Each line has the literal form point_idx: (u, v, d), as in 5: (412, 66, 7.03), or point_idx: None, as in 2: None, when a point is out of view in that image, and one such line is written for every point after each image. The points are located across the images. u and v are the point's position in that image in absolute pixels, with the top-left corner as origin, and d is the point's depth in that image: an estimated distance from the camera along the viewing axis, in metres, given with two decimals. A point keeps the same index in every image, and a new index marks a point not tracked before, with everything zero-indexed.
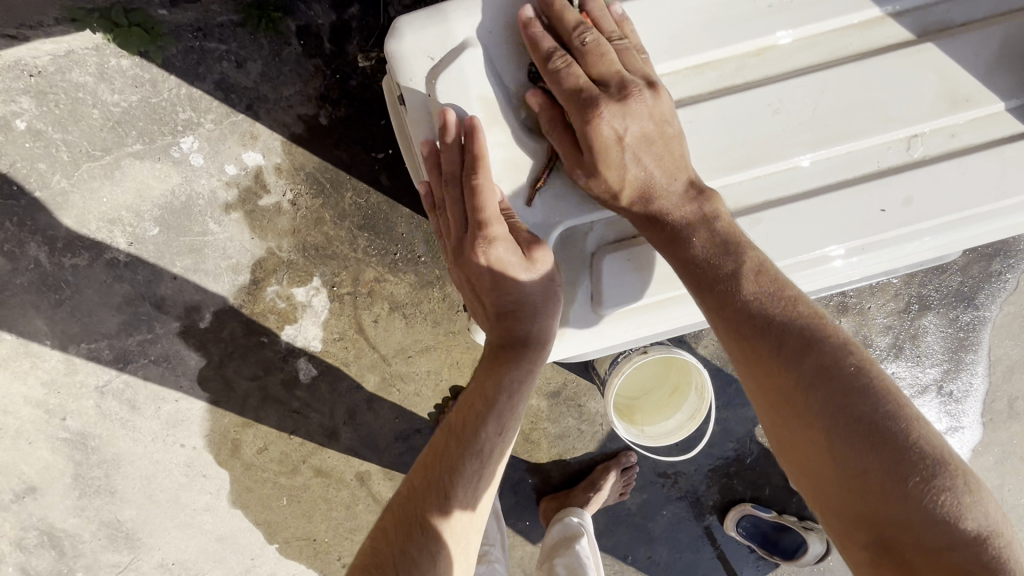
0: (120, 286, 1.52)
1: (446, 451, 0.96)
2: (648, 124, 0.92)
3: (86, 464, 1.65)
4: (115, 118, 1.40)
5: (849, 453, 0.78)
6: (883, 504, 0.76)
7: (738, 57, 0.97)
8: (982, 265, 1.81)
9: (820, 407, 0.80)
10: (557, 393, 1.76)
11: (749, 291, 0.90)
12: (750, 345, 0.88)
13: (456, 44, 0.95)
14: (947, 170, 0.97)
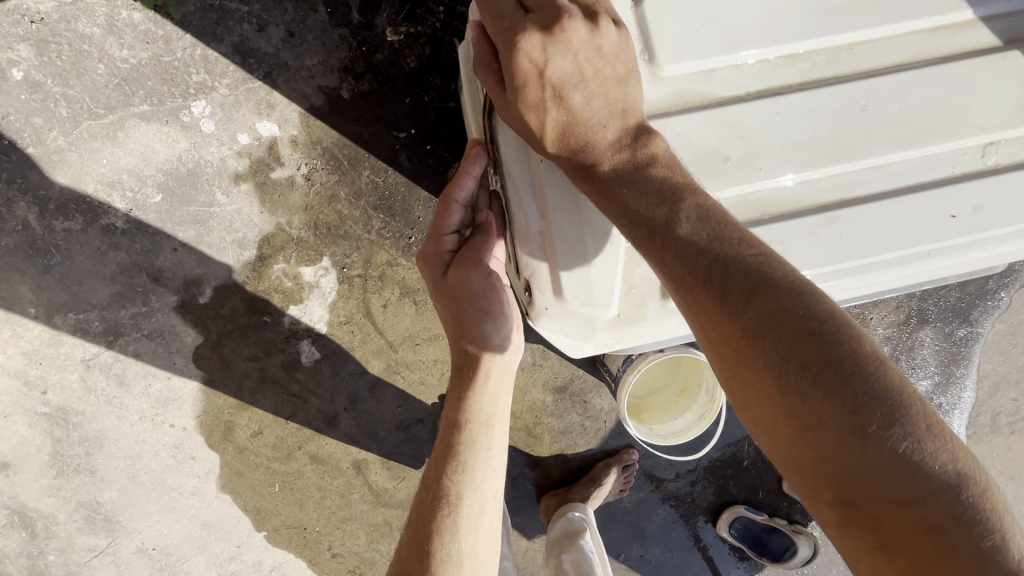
0: (115, 255, 1.44)
1: (424, 501, 1.02)
2: (574, 61, 0.90)
3: (66, 442, 1.56)
4: (122, 75, 1.32)
5: (805, 410, 0.69)
6: (859, 465, 0.67)
7: (830, 50, 0.97)
8: (979, 283, 1.86)
9: (774, 365, 0.71)
10: (563, 388, 1.75)
11: (685, 238, 0.80)
12: (698, 299, 0.78)
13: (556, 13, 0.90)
14: (1016, 180, 0.98)
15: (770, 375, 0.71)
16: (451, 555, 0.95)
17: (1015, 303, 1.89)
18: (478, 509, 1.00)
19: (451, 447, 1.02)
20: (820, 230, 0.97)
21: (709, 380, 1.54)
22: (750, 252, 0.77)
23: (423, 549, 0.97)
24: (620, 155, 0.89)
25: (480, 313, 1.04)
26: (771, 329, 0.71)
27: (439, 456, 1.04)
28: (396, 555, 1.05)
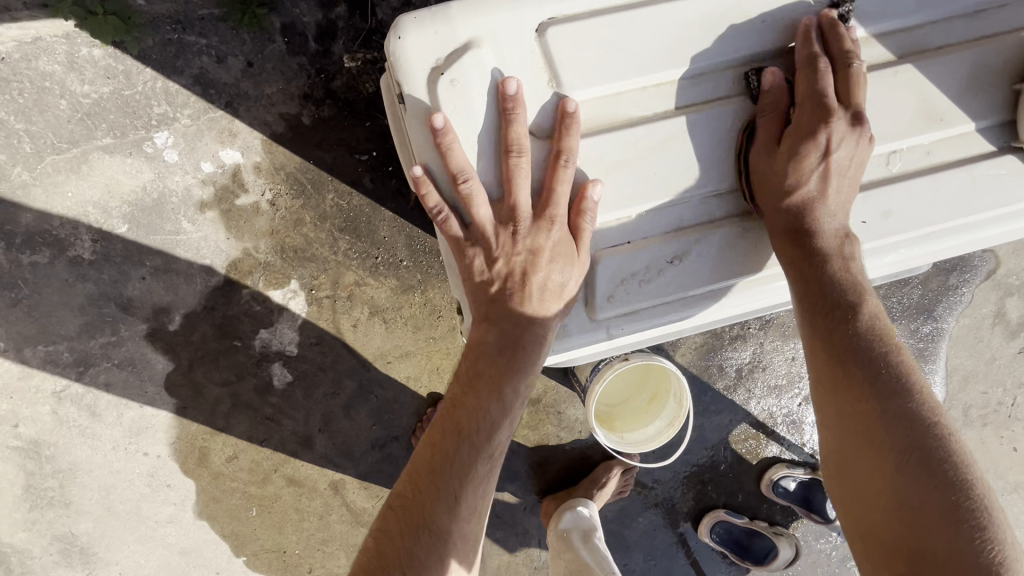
0: (83, 286, 1.45)
1: (449, 444, 1.02)
2: (855, 158, 0.96)
3: (40, 474, 1.55)
4: (84, 110, 1.34)
5: (909, 480, 0.85)
6: (937, 548, 0.81)
7: (735, 67, 0.98)
8: (940, 279, 1.90)
9: (896, 442, 0.88)
10: (537, 400, 1.77)
11: (853, 351, 0.95)
12: (841, 372, 0.96)
13: (460, 44, 0.90)
14: (922, 185, 1.02)
15: (886, 460, 0.88)
16: (477, 494, 1.01)
17: (977, 297, 1.93)
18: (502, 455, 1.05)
19: (495, 382, 1.03)
20: (734, 239, 1.04)
21: (675, 388, 1.56)
22: (902, 363, 0.94)
23: (450, 489, 0.99)
24: (835, 240, 0.99)
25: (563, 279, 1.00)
26: (901, 428, 0.89)
27: (473, 408, 1.03)
28: (402, 482, 1.04)
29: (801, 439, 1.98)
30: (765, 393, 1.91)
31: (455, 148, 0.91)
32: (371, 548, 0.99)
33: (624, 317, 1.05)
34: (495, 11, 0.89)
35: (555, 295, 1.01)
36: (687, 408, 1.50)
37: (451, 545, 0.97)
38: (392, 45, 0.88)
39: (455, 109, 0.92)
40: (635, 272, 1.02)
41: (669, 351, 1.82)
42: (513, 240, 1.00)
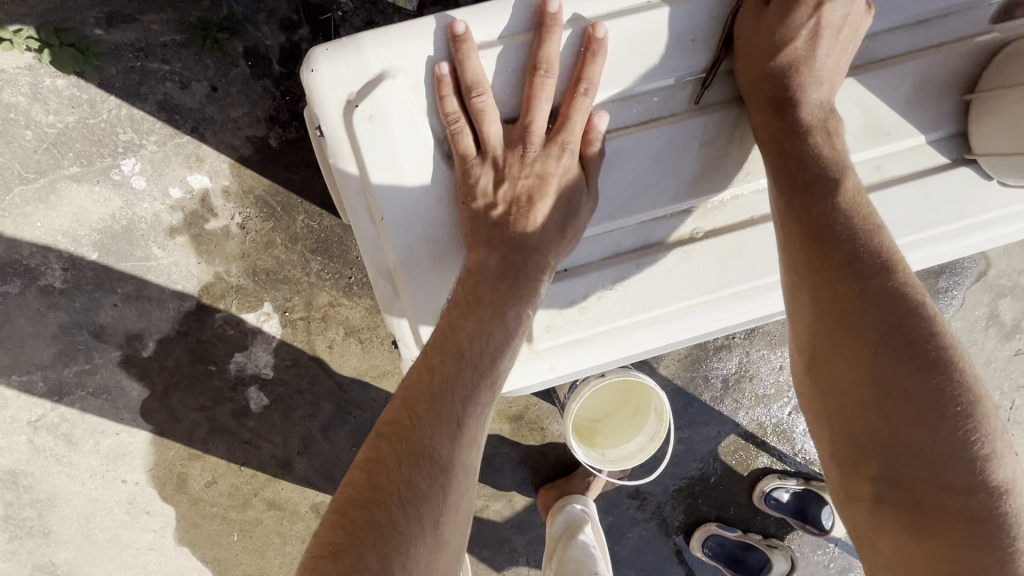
0: (55, 315, 1.44)
1: (447, 368, 0.83)
2: (847, 21, 0.92)
3: (17, 504, 1.54)
4: (50, 139, 1.34)
5: (890, 371, 0.78)
6: (918, 445, 0.75)
7: (664, 88, 0.94)
8: (930, 282, 1.87)
9: (878, 330, 0.80)
10: (518, 417, 1.74)
11: (832, 233, 0.86)
12: (820, 253, 0.86)
13: (373, 76, 0.84)
14: (870, 202, 0.99)
15: (863, 359, 0.80)
16: (482, 421, 0.84)
17: (968, 300, 1.89)
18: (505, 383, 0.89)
19: (493, 303, 0.88)
20: (677, 264, 0.98)
21: (656, 402, 1.52)
22: (882, 242, 0.85)
23: (451, 414, 0.81)
24: (816, 112, 0.93)
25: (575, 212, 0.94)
26: (885, 318, 0.80)
27: (472, 329, 0.86)
28: (391, 407, 0.84)
29: (792, 448, 1.94)
30: (753, 403, 1.87)
31: (471, 56, 0.84)
32: (355, 481, 0.77)
33: (567, 348, 0.99)
34: (410, 41, 0.85)
35: (560, 225, 0.94)
36: (668, 422, 1.46)
37: (458, 477, 0.79)
38: (305, 78, 0.83)
39: (380, 143, 0.86)
40: (573, 300, 0.97)
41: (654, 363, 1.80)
42: (525, 155, 0.95)
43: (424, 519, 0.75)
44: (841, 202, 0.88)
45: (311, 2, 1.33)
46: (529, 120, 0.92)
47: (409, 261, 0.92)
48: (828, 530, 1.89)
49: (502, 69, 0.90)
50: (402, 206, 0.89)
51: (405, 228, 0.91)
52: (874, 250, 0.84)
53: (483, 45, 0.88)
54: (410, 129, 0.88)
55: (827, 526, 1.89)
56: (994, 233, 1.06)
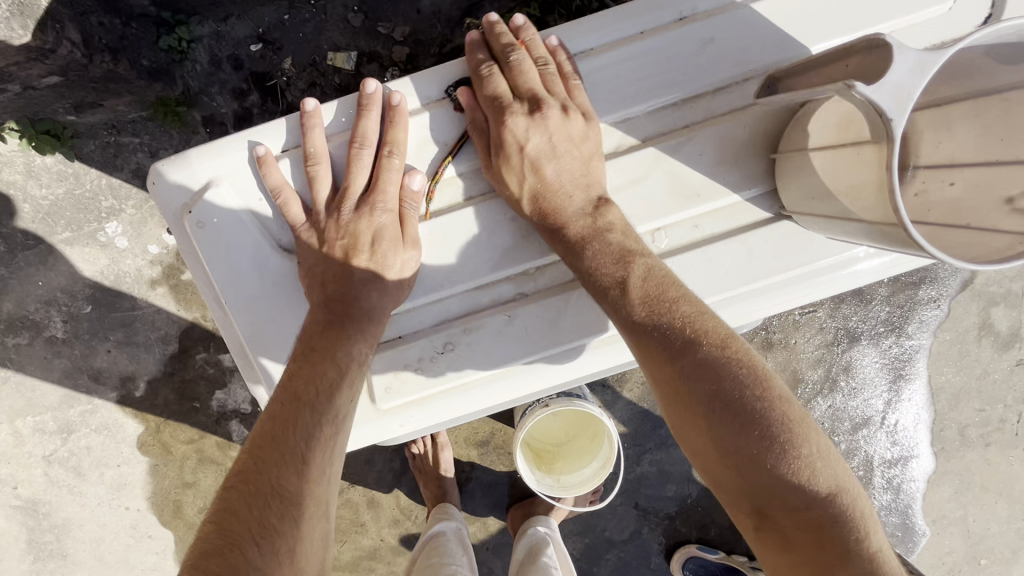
0: (60, 361, 1.63)
1: (288, 412, 0.89)
2: (555, 134, 0.96)
3: (39, 530, 1.71)
4: (44, 210, 1.52)
5: (725, 433, 0.82)
6: (763, 483, 0.80)
7: (471, 172, 0.99)
8: (908, 293, 1.80)
9: (702, 397, 0.84)
10: (485, 442, 1.80)
11: (644, 315, 0.90)
12: (645, 342, 0.90)
13: (201, 185, 0.94)
14: (692, 259, 0.99)
15: (700, 426, 0.85)
16: (331, 454, 0.89)
17: (955, 310, 1.81)
18: (351, 418, 0.93)
19: (330, 350, 0.93)
20: (504, 328, 0.99)
21: (607, 428, 1.53)
22: (679, 306, 0.90)
23: (295, 452, 0.86)
24: (586, 221, 0.95)
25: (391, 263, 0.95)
26: (695, 383, 0.85)
27: (308, 374, 0.91)
28: (241, 461, 0.87)
29: None
30: None
31: (274, 170, 0.94)
32: (208, 535, 0.79)
33: (409, 408, 1.00)
34: (229, 150, 0.93)
35: (376, 278, 0.96)
36: (616, 444, 1.47)
37: (308, 509, 0.83)
38: (149, 189, 0.94)
39: (215, 240, 0.94)
40: (408, 363, 0.99)
41: (617, 386, 1.82)
42: (339, 216, 0.98)
43: (279, 552, 0.77)
44: (648, 278, 0.92)
45: (257, 71, 1.46)
46: (348, 183, 0.97)
47: (253, 344, 0.98)
48: None
49: (333, 142, 0.98)
50: (239, 293, 0.96)
51: (243, 312, 0.97)
52: (679, 316, 0.89)
53: (297, 149, 0.97)
54: (237, 226, 0.95)
55: None
56: (868, 266, 1.02)
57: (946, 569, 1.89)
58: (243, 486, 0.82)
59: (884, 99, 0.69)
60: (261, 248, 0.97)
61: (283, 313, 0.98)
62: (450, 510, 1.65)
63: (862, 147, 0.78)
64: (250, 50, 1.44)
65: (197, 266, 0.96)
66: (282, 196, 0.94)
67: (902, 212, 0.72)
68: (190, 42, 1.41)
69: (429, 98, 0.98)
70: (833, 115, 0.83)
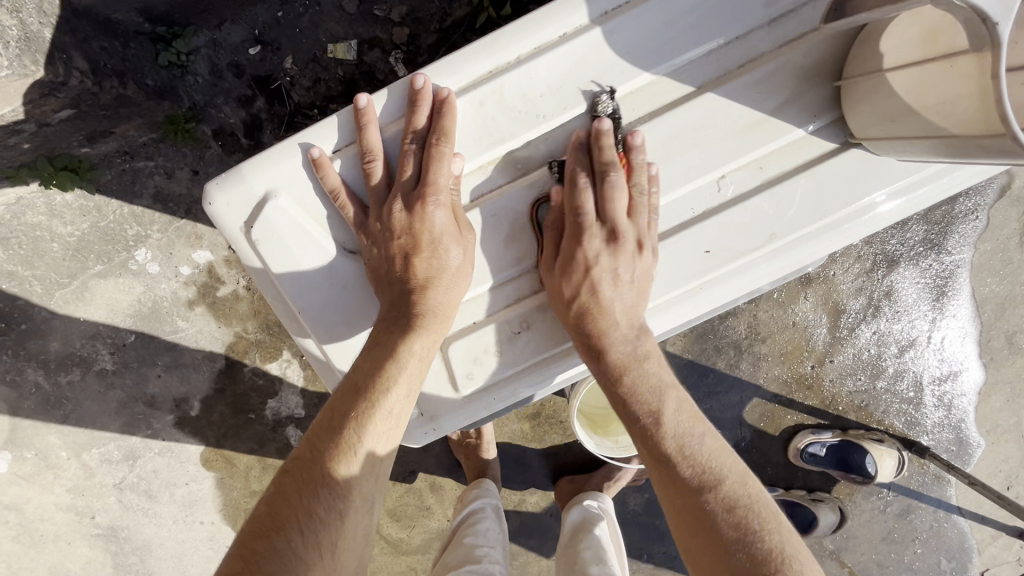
0: (114, 393, 1.65)
1: (347, 404, 0.90)
2: (604, 274, 0.96)
3: (122, 553, 1.75)
4: (73, 247, 1.52)
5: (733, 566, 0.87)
6: None
7: (526, 144, 0.96)
8: (945, 209, 1.77)
9: (710, 528, 0.90)
10: (536, 414, 1.82)
11: (672, 451, 0.95)
12: (666, 469, 0.95)
13: (259, 199, 0.92)
14: (761, 203, 0.97)
15: (712, 552, 0.89)
16: (383, 448, 0.90)
17: (994, 220, 1.78)
18: (405, 412, 0.92)
19: (394, 347, 0.91)
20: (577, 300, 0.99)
21: None
22: (705, 447, 0.96)
23: (348, 443, 0.87)
24: (627, 347, 0.97)
25: (450, 258, 0.93)
26: (712, 513, 0.90)
27: (369, 367, 0.91)
28: (300, 445, 0.90)
29: (823, 401, 1.85)
30: (772, 363, 1.82)
31: (330, 171, 0.92)
32: (258, 515, 0.83)
33: (490, 393, 1.00)
34: (283, 160, 0.91)
35: (436, 275, 0.94)
36: None
37: (355, 501, 0.85)
38: (207, 212, 0.92)
39: (282, 253, 0.93)
40: (484, 348, 0.98)
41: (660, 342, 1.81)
42: (392, 216, 0.95)
43: (322, 546, 0.81)
44: (679, 421, 0.97)
45: (258, 74, 1.43)
46: (401, 177, 0.95)
47: (337, 351, 0.99)
48: (874, 477, 1.77)
49: (386, 134, 0.95)
50: (314, 303, 0.96)
51: (322, 321, 0.97)
52: (700, 456, 0.95)
53: (349, 146, 0.94)
54: (302, 236, 0.93)
55: (872, 473, 1.76)
56: (912, 199, 1.00)
57: (1004, 476, 1.90)
58: (293, 472, 0.86)
59: (987, 2, 0.66)
60: (328, 253, 0.96)
61: (356, 316, 0.99)
62: (488, 485, 1.60)
63: (954, 59, 0.74)
64: (249, 54, 1.41)
65: (268, 281, 0.95)
66: (339, 198, 0.93)
67: (1010, 119, 0.70)
68: (188, 55, 1.37)
69: (478, 72, 0.93)
70: (912, 30, 0.80)
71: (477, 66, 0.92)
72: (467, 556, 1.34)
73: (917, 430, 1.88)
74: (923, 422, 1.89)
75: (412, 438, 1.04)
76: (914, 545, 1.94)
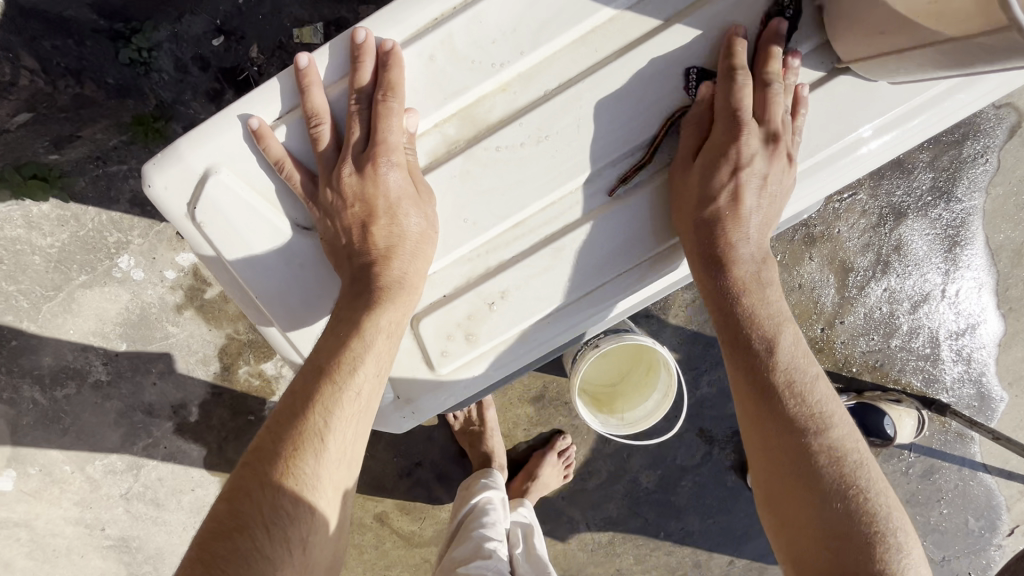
0: (111, 403, 1.63)
1: (310, 389, 0.86)
2: (758, 180, 0.94)
3: (136, 563, 1.72)
4: (55, 258, 1.49)
5: (826, 504, 0.88)
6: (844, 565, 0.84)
7: (482, 97, 0.91)
8: (951, 154, 1.69)
9: (810, 465, 0.90)
10: (540, 397, 1.77)
11: (783, 383, 0.94)
12: (769, 401, 0.94)
13: (200, 176, 0.88)
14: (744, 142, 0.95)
15: (808, 494, 0.90)
16: (353, 433, 0.86)
17: (1005, 161, 1.70)
18: (375, 394, 0.88)
19: (358, 325, 0.87)
20: (550, 263, 0.94)
21: (663, 358, 1.47)
22: (816, 392, 0.95)
23: (313, 430, 0.84)
24: (752, 265, 0.97)
25: (410, 224, 0.89)
26: (815, 458, 0.90)
27: (332, 347, 0.87)
28: (260, 435, 0.86)
29: (835, 363, 1.79)
30: None
31: (273, 140, 0.87)
32: (218, 512, 0.80)
33: (469, 367, 0.97)
34: (222, 133, 0.87)
35: (396, 242, 0.90)
36: (675, 372, 1.41)
37: (324, 490, 0.83)
38: (147, 195, 0.88)
39: (229, 233, 0.89)
40: (459, 322, 0.94)
41: (664, 315, 1.73)
42: (342, 182, 0.90)
43: (291, 541, 0.79)
44: (797, 353, 0.96)
45: (225, 66, 1.39)
46: (349, 140, 0.90)
47: (300, 335, 0.95)
48: (893, 438, 1.69)
49: (332, 96, 0.90)
50: (270, 284, 0.92)
51: (281, 303, 0.93)
52: (810, 401, 0.94)
53: (294, 113, 0.90)
54: (251, 215, 0.89)
55: (891, 434, 1.68)
56: (904, 133, 0.96)
57: None
58: (255, 465, 0.82)
59: None
60: (282, 232, 0.92)
61: (316, 296, 0.95)
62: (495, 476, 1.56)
63: None
64: (213, 45, 1.38)
65: (220, 264, 0.92)
66: (286, 168, 0.88)
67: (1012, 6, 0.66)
68: (150, 51, 1.35)
69: (419, 22, 0.88)
70: None
71: (421, 15, 0.87)
72: (477, 551, 1.29)
73: (936, 387, 1.82)
74: (942, 379, 1.82)
75: (391, 423, 1.00)
76: (939, 505, 1.88)
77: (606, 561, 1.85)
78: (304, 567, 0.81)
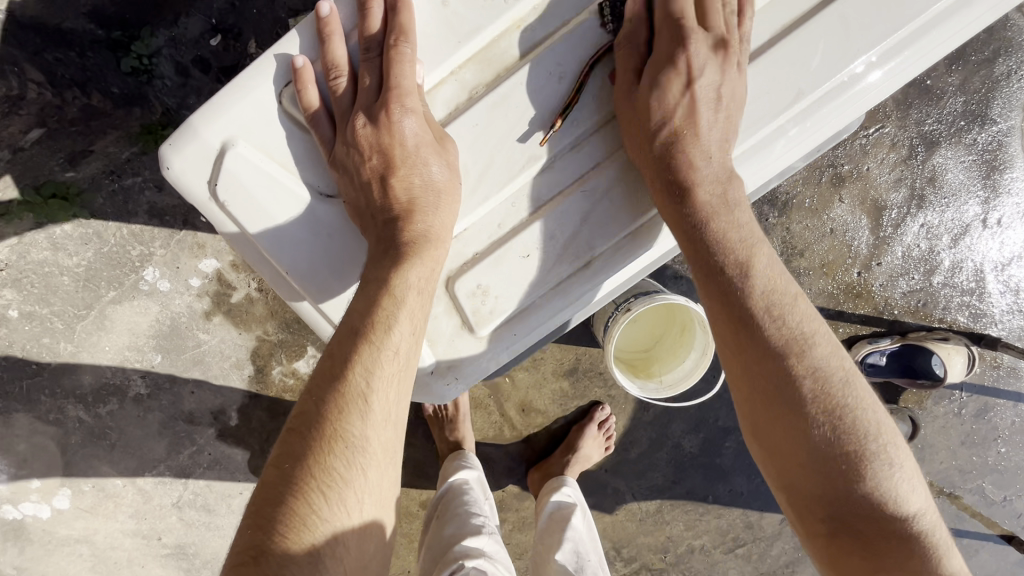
0: (154, 415, 1.65)
1: (347, 349, 0.84)
2: (697, 110, 0.91)
3: (195, 569, 1.75)
4: (83, 277, 1.51)
5: (815, 438, 0.84)
6: (842, 499, 0.83)
7: (497, 35, 0.91)
8: (983, 74, 1.61)
9: (788, 397, 0.85)
10: (574, 369, 1.75)
11: (758, 317, 0.88)
12: (743, 335, 0.88)
13: (217, 151, 0.87)
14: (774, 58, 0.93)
15: (795, 431, 0.86)
16: (396, 392, 0.85)
17: None
18: (412, 353, 0.87)
19: (388, 286, 0.85)
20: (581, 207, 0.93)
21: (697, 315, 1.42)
22: (787, 321, 0.88)
23: (356, 391, 0.82)
24: (713, 189, 0.91)
25: (432, 173, 0.88)
26: (804, 396, 0.85)
27: (363, 308, 0.85)
28: (300, 401, 0.84)
29: (875, 308, 1.72)
30: (815, 276, 1.70)
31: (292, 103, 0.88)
32: (270, 480, 0.79)
33: (509, 327, 0.95)
34: (232, 104, 0.86)
35: (420, 194, 0.88)
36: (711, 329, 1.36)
37: (373, 453, 0.82)
38: (167, 179, 0.88)
39: (251, 206, 0.88)
40: (493, 283, 0.93)
41: (693, 274, 1.67)
42: (358, 137, 0.88)
43: (349, 503, 0.79)
44: (769, 283, 0.90)
45: (225, 65, 1.40)
46: (364, 92, 0.89)
47: (332, 307, 0.93)
48: (943, 378, 1.65)
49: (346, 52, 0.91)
50: (298, 255, 0.91)
51: (310, 275, 0.92)
52: (783, 328, 0.87)
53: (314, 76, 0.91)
54: (271, 185, 0.88)
55: (941, 374, 1.64)
56: (930, 42, 0.94)
57: None
58: (301, 431, 0.81)
59: None
60: (303, 200, 0.91)
61: (345, 263, 0.93)
62: (467, 458, 1.55)
63: None
64: (212, 46, 1.38)
65: (247, 243, 0.91)
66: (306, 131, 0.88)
67: None
68: (150, 57, 1.37)
69: None
70: None
71: None
72: (464, 528, 1.26)
73: (985, 322, 1.74)
74: (990, 312, 1.74)
75: (434, 395, 0.98)
76: (997, 444, 1.81)
77: (657, 530, 1.82)
78: (361, 528, 0.81)
